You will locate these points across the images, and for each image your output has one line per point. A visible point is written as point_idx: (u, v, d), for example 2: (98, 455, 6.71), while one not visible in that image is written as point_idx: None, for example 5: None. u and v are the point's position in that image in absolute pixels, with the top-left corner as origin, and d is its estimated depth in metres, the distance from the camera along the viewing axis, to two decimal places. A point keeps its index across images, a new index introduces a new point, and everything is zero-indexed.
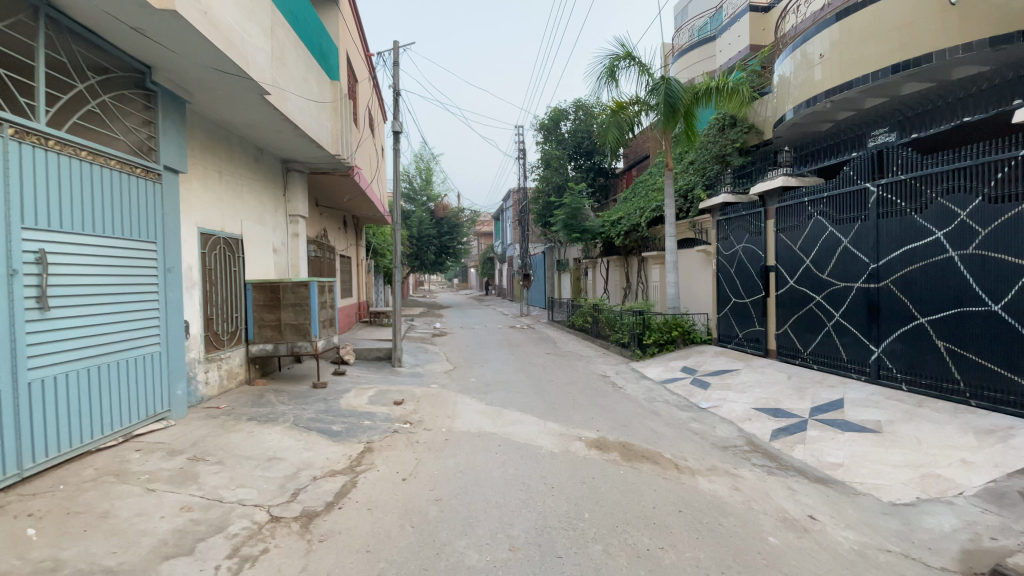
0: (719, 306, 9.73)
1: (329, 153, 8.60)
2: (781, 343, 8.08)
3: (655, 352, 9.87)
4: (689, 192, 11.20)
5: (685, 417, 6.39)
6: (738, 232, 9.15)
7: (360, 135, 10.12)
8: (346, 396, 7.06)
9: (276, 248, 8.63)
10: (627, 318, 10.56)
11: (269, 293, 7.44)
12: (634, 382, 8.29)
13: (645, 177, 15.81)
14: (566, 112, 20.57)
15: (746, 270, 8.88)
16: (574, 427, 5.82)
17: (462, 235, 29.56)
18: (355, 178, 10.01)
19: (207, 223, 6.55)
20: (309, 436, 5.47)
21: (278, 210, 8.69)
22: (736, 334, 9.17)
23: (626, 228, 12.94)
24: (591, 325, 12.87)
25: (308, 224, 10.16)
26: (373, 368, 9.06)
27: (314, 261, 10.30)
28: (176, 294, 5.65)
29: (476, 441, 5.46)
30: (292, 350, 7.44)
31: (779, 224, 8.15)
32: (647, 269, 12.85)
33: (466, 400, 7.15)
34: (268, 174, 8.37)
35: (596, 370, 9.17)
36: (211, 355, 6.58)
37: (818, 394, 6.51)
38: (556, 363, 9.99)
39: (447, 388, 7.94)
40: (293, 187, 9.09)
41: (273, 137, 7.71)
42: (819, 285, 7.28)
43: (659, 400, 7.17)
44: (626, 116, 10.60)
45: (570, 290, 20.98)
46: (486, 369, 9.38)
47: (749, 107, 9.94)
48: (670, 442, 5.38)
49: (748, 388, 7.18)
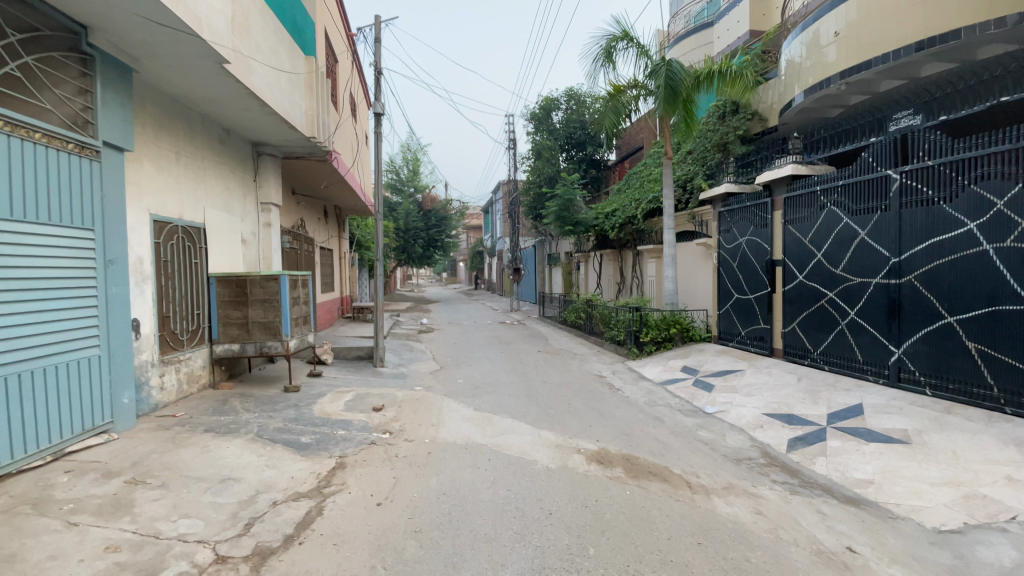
0: (720, 302, 9.22)
1: (303, 136, 7.90)
2: (788, 342, 7.59)
3: (653, 351, 9.34)
4: (688, 183, 10.67)
5: (691, 424, 5.85)
6: (741, 224, 8.63)
7: (338, 118, 9.41)
8: (320, 402, 6.42)
9: (245, 238, 7.91)
10: (623, 315, 10.02)
11: (234, 288, 6.77)
12: (632, 383, 7.75)
13: (640, 169, 15.24)
14: (558, 102, 19.91)
15: (750, 265, 8.36)
16: (571, 437, 5.25)
17: (451, 229, 28.81)
18: (333, 164, 9.30)
19: (160, 209, 5.86)
20: (273, 450, 4.83)
21: (247, 197, 7.97)
22: (738, 332, 8.68)
23: (621, 220, 12.37)
24: (585, 321, 12.32)
25: (283, 213, 9.43)
26: (353, 369, 8.41)
27: (289, 253, 9.59)
28: (120, 289, 4.98)
29: (463, 455, 4.88)
30: (261, 350, 6.77)
31: (787, 215, 7.63)
32: (642, 263, 12.31)
33: (453, 405, 6.56)
34: (236, 157, 7.66)
35: (591, 370, 8.61)
36: (167, 357, 5.90)
37: (833, 398, 6.01)
38: (548, 362, 9.42)
39: (433, 391, 7.33)
40: (264, 173, 8.38)
41: (240, 116, 7.00)
42: (832, 281, 6.79)
43: (661, 404, 6.64)
44: (623, 101, 10.01)
45: (562, 285, 20.42)
46: (475, 369, 8.79)
47: (753, 92, 9.44)
48: (678, 455, 4.84)
49: (756, 391, 6.67)
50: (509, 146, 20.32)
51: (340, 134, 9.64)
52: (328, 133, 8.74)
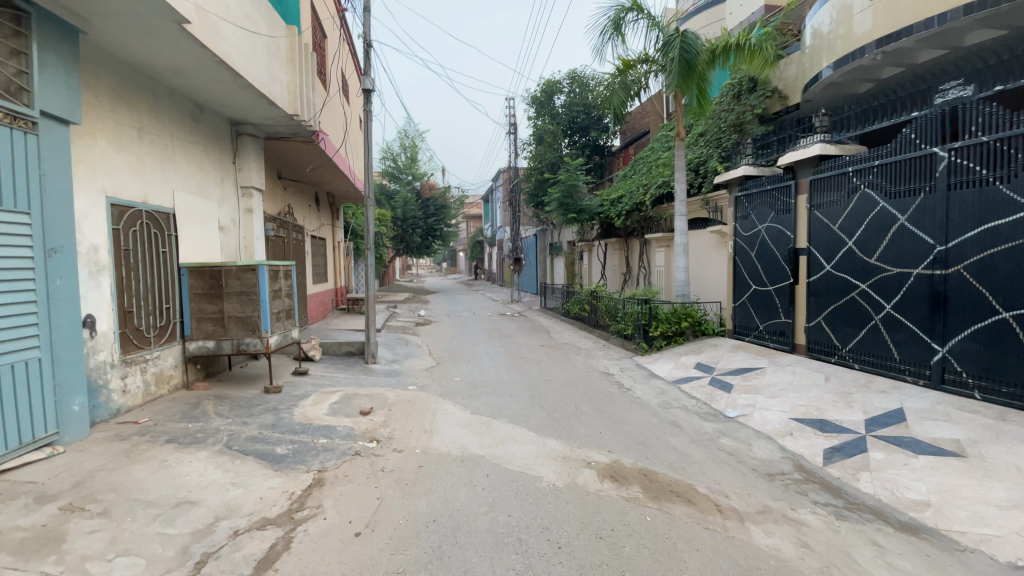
0: (736, 294, 8.60)
1: (284, 113, 7.23)
2: (812, 337, 6.99)
3: (663, 346, 8.75)
4: (700, 166, 10.00)
5: (711, 430, 5.27)
6: (760, 210, 7.98)
7: (326, 97, 8.75)
8: (302, 404, 5.83)
9: (223, 225, 7.28)
10: (631, 307, 9.41)
11: (208, 280, 6.16)
12: (643, 382, 7.16)
13: (647, 154, 14.56)
14: (561, 85, 19.14)
15: (771, 254, 7.73)
16: (580, 447, 4.67)
17: (450, 218, 28.08)
18: (320, 145, 8.64)
19: (119, 192, 5.25)
20: (241, 464, 4.25)
21: (224, 180, 7.32)
22: (756, 327, 8.06)
23: (627, 207, 11.71)
24: (589, 313, 11.72)
25: (267, 199, 8.79)
26: (342, 366, 7.81)
27: (275, 242, 8.96)
28: (66, 281, 4.39)
29: (457, 468, 4.29)
30: (238, 347, 6.18)
31: (813, 199, 6.98)
32: (650, 252, 11.67)
33: (449, 407, 5.97)
34: (211, 137, 7.01)
35: (597, 367, 8.02)
36: (129, 357, 5.32)
37: (869, 402, 5.42)
38: (552, 358, 8.83)
39: (427, 391, 6.75)
40: (244, 155, 7.73)
41: (212, 89, 6.34)
42: (865, 272, 6.18)
43: (677, 406, 6.05)
44: (631, 78, 9.34)
45: (564, 276, 19.81)
46: (473, 366, 8.20)
47: (773, 68, 8.77)
48: (701, 470, 4.26)
49: (781, 392, 6.08)
50: (509, 131, 19.57)
51: (328, 114, 8.97)
52: (314, 110, 8.07)
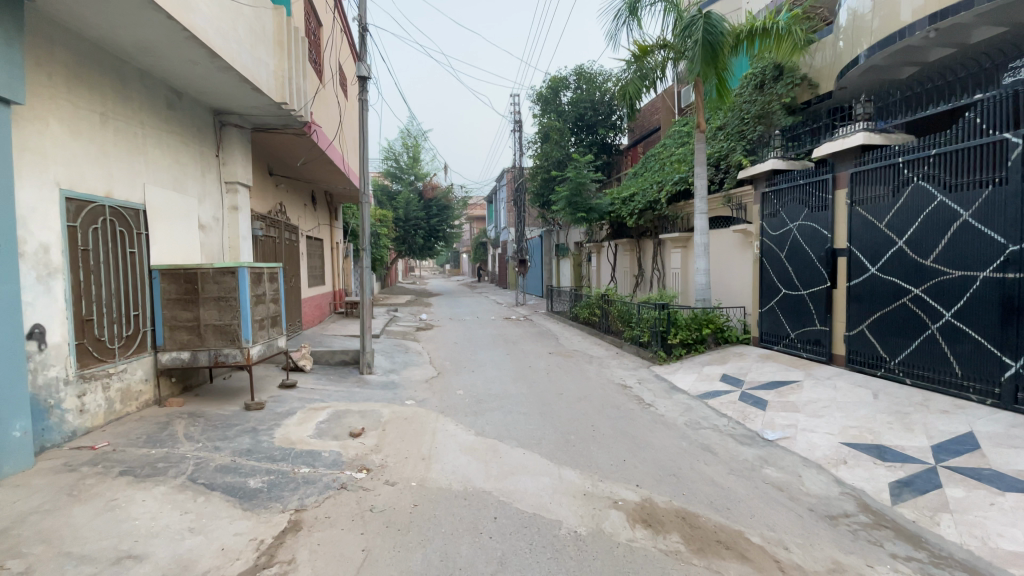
0: (763, 299, 7.90)
1: (270, 100, 6.59)
2: (854, 347, 6.30)
3: (683, 355, 8.07)
4: (721, 161, 9.31)
5: (751, 457, 4.60)
6: (791, 206, 7.30)
7: (319, 86, 8.11)
8: (285, 424, 5.18)
9: (204, 224, 6.65)
10: (646, 313, 8.74)
11: (183, 284, 5.53)
12: (665, 396, 6.50)
13: (659, 151, 13.89)
14: (567, 81, 18.48)
15: (804, 254, 7.05)
16: (602, 480, 4.01)
17: (452, 218, 27.42)
18: (312, 138, 8.01)
19: (76, 185, 4.63)
20: (204, 502, 3.60)
21: (206, 175, 6.70)
22: (787, 334, 7.38)
23: (641, 206, 11.03)
24: (600, 318, 11.05)
25: (256, 196, 8.16)
26: (334, 377, 7.16)
27: (264, 242, 8.32)
28: (4, 286, 3.75)
29: (460, 507, 3.62)
30: (216, 359, 5.53)
31: (855, 194, 6.30)
32: (665, 253, 10.98)
33: (451, 427, 5.31)
34: (190, 128, 6.40)
35: (613, 378, 7.37)
36: (88, 371, 4.68)
37: (931, 425, 4.72)
38: (562, 367, 8.18)
39: (426, 406, 6.08)
40: (229, 147, 7.11)
41: (188, 72, 5.71)
42: (918, 275, 5.50)
43: (707, 427, 5.38)
44: (646, 66, 8.71)
45: (571, 278, 19.15)
46: (477, 376, 7.54)
47: (802, 53, 8.09)
48: (749, 511, 3.59)
49: (824, 411, 5.39)
50: (514, 129, 18.92)
51: (321, 104, 8.32)
52: (305, 99, 7.43)
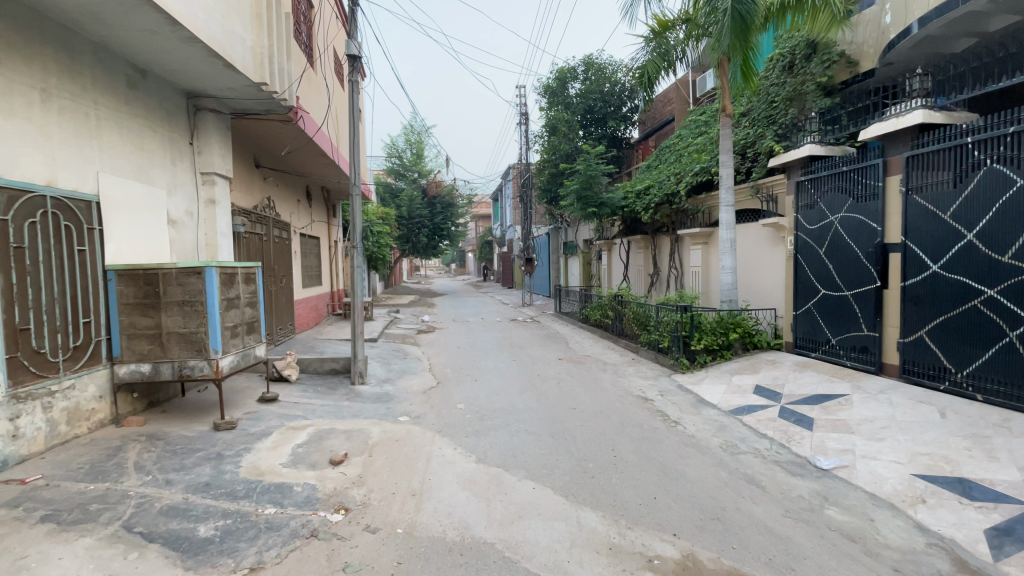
0: (798, 300, 7.11)
1: (247, 80, 5.89)
2: (910, 356, 5.52)
3: (708, 362, 7.29)
4: (747, 149, 8.50)
5: (806, 492, 3.84)
6: (832, 196, 6.50)
7: (307, 69, 7.39)
8: (257, 448, 4.47)
9: (176, 219, 5.96)
10: (665, 316, 7.96)
11: (142, 286, 4.84)
12: (692, 411, 5.73)
13: (674, 142, 13.09)
14: (575, 71, 17.70)
15: (848, 250, 6.26)
16: (630, 528, 3.26)
17: (457, 216, 26.71)
18: (299, 124, 7.32)
19: (8, 171, 3.95)
20: (136, 559, 2.89)
21: (177, 164, 6.01)
22: (827, 340, 6.60)
23: (657, 199, 10.23)
24: (613, 320, 10.29)
25: (239, 189, 7.48)
26: (322, 388, 6.47)
27: (248, 240, 7.63)
28: None
29: (453, 567, 2.88)
30: (180, 373, 4.83)
31: (912, 181, 5.49)
32: (683, 251, 10.19)
33: (448, 451, 4.57)
34: (156, 110, 5.69)
35: (631, 389, 6.60)
36: (24, 390, 3.99)
37: (1022, 453, 3.93)
38: (573, 375, 7.41)
39: (422, 423, 5.36)
40: (205, 134, 6.41)
41: (148, 45, 5.01)
42: (993, 273, 4.70)
43: (746, 452, 4.61)
44: (665, 43, 7.97)
45: (580, 276, 18.39)
46: (481, 387, 6.81)
47: (841, 27, 7.25)
48: (820, 574, 2.83)
49: (885, 434, 4.61)
50: (521, 122, 18.19)
51: (309, 89, 7.62)
52: (289, 81, 6.71)
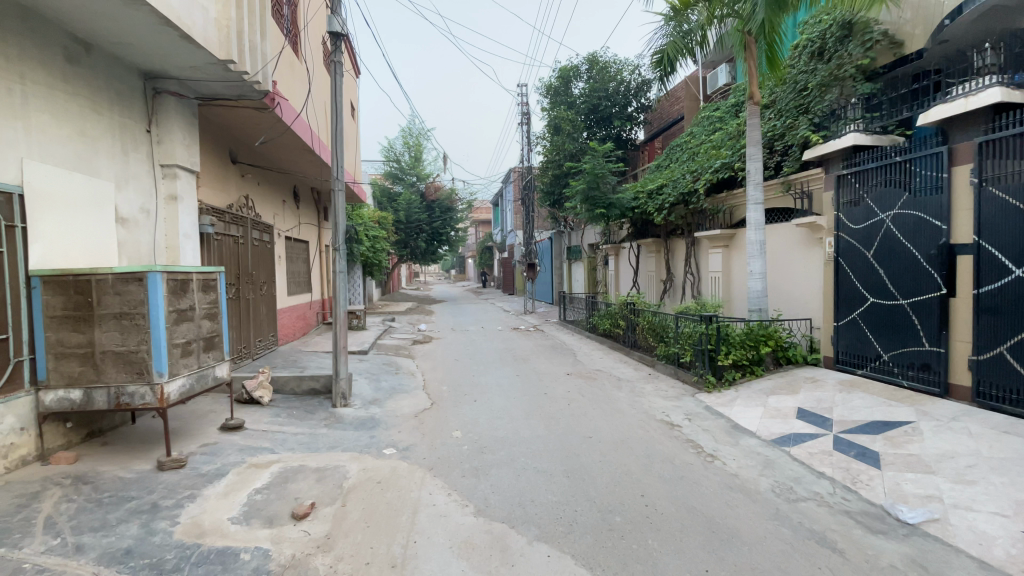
0: (839, 310, 6.30)
1: (211, 57, 5.09)
2: (986, 375, 4.69)
3: (737, 380, 6.45)
4: (775, 141, 7.73)
5: (898, 559, 3.00)
6: (882, 191, 5.71)
7: (284, 49, 6.58)
8: (206, 496, 3.64)
9: (128, 217, 5.15)
10: (686, 327, 7.13)
11: (72, 296, 4.00)
12: (728, 441, 4.89)
13: (686, 140, 12.32)
14: (579, 70, 16.93)
15: (903, 253, 5.48)
16: None
17: (456, 221, 25.92)
18: (277, 112, 6.51)
19: None
20: None
21: (129, 154, 5.20)
22: (877, 355, 5.79)
23: (671, 199, 9.41)
24: (624, 330, 9.46)
25: (211, 185, 6.69)
26: (299, 412, 5.64)
27: (220, 243, 6.80)
28: None
29: None
30: (118, 401, 4.00)
31: (985, 170, 4.69)
32: (700, 255, 9.38)
33: (441, 498, 3.72)
34: (102, 90, 4.88)
35: (653, 412, 5.76)
36: None
37: None
38: (585, 394, 6.57)
39: (413, 457, 4.53)
40: (165, 121, 5.60)
41: (85, 9, 4.21)
42: None
43: (806, 500, 3.76)
44: (686, 22, 7.26)
45: (585, 283, 17.58)
46: (480, 408, 5.98)
47: (886, 4, 6.46)
48: None
49: (975, 476, 3.80)
50: (522, 122, 17.43)
51: (287, 73, 6.81)
52: (263, 62, 5.90)
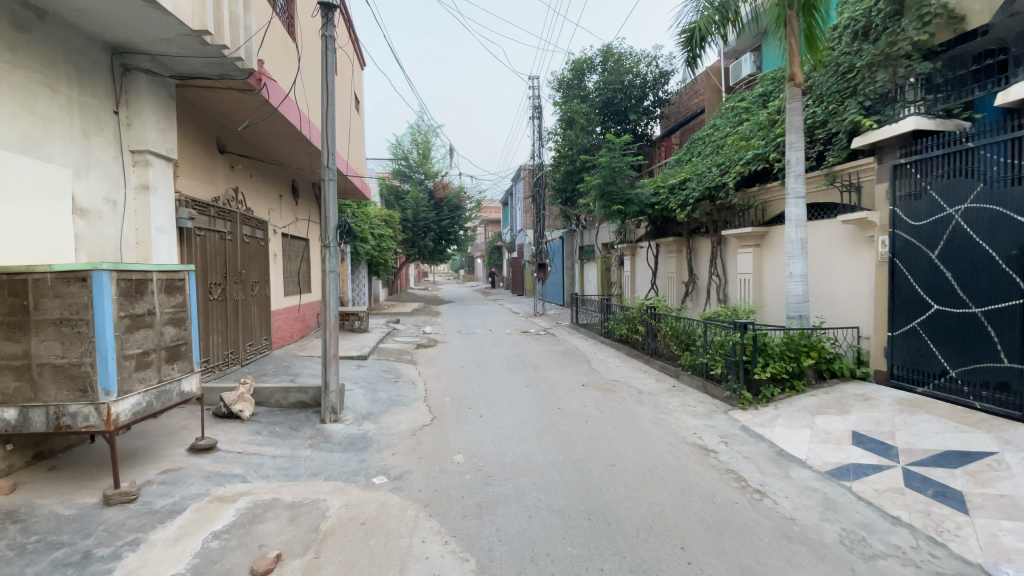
0: (895, 318, 5.55)
1: (181, 26, 4.46)
2: None
3: (775, 396, 5.72)
4: (816, 130, 7.01)
5: None
6: (950, 181, 4.95)
7: (270, 24, 5.95)
8: (153, 542, 3.01)
9: (89, 208, 4.55)
10: (716, 335, 6.42)
11: (4, 298, 3.40)
12: (776, 472, 4.17)
13: (709, 132, 11.59)
14: (593, 62, 16.21)
15: (976, 253, 4.72)
16: None
17: (465, 220, 25.31)
18: (264, 95, 5.90)
19: None
20: None
21: (90, 137, 4.60)
22: (942, 370, 5.04)
23: (696, 194, 8.67)
24: (644, 336, 8.75)
25: (193, 176, 6.10)
26: (282, 428, 5.02)
27: (202, 239, 6.19)
28: None
29: None
30: (58, 423, 3.40)
31: None
32: (728, 255, 8.65)
33: (435, 548, 3.05)
34: (58, 62, 4.28)
35: (683, 434, 5.05)
36: None
37: None
38: (603, 409, 5.86)
39: (406, 488, 3.87)
40: (136, 101, 5.01)
41: None
42: None
43: (885, 557, 3.04)
44: None
45: (598, 284, 16.87)
46: (486, 426, 5.32)
47: None
48: None
49: None
50: (534, 117, 16.75)
51: (275, 53, 6.20)
52: (245, 35, 5.26)
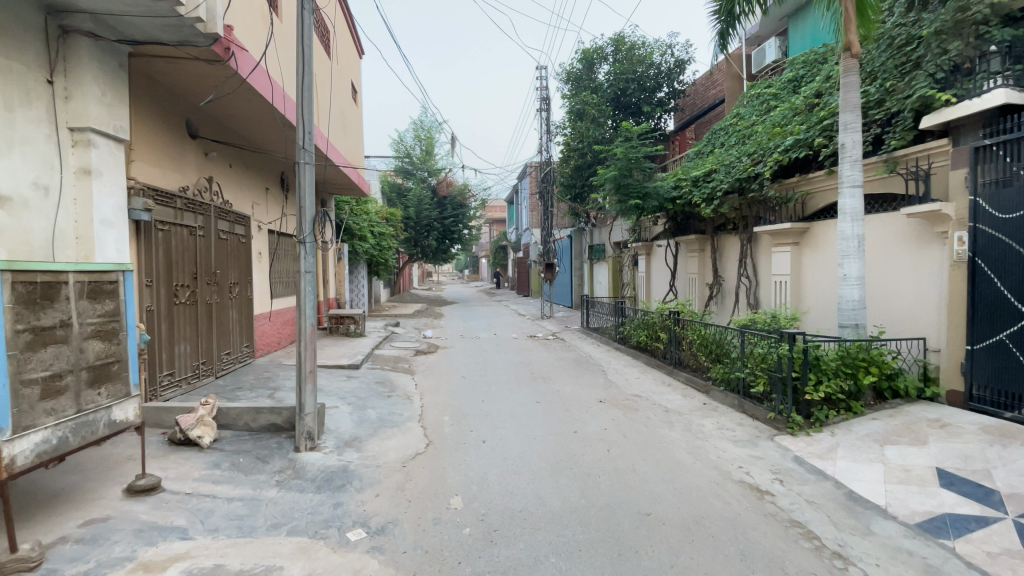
0: (975, 328, 4.70)
1: None
2: None
3: (830, 419, 4.87)
4: (869, 111, 6.16)
5: None
6: None
7: None
8: None
9: (13, 196, 3.77)
10: (755, 347, 5.57)
11: None
12: (855, 527, 3.32)
13: (732, 121, 10.72)
14: (604, 52, 15.34)
15: None
16: None
17: (469, 218, 24.51)
18: (233, 66, 5.11)
19: None
20: None
21: (14, 109, 3.81)
22: None
23: (724, 187, 7.82)
24: (665, 343, 7.91)
25: (153, 160, 5.30)
26: (248, 458, 4.21)
27: (163, 234, 5.39)
28: None
29: None
30: None
31: None
32: (760, 254, 7.79)
33: None
34: None
35: (727, 468, 4.20)
36: None
37: None
38: (626, 434, 5.03)
39: (387, 548, 3.03)
40: (77, 70, 4.22)
41: None
42: None
43: None
44: None
45: (610, 285, 15.99)
46: (490, 456, 4.48)
47: None
48: None
49: None
50: (541, 110, 15.90)
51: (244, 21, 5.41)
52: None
